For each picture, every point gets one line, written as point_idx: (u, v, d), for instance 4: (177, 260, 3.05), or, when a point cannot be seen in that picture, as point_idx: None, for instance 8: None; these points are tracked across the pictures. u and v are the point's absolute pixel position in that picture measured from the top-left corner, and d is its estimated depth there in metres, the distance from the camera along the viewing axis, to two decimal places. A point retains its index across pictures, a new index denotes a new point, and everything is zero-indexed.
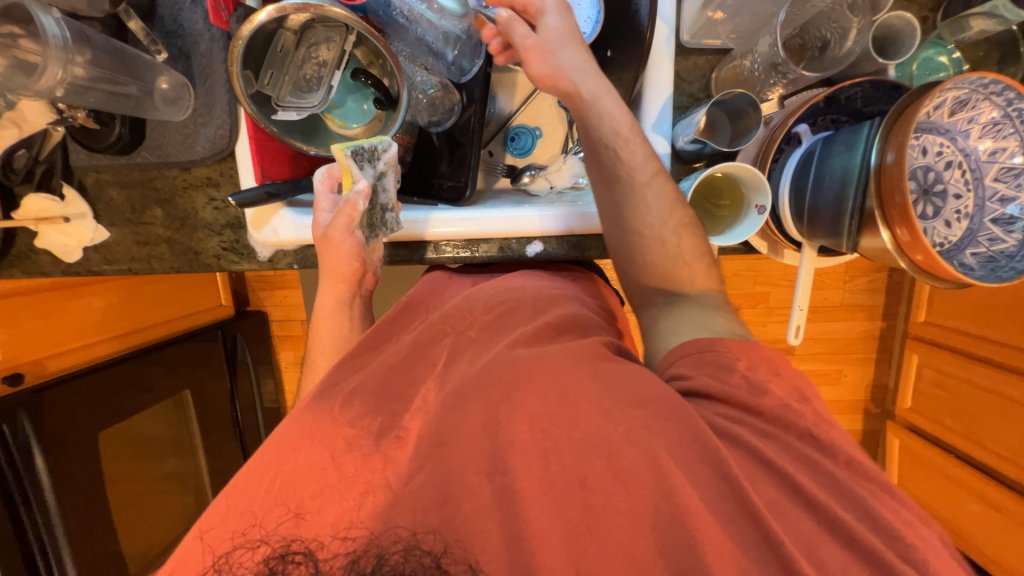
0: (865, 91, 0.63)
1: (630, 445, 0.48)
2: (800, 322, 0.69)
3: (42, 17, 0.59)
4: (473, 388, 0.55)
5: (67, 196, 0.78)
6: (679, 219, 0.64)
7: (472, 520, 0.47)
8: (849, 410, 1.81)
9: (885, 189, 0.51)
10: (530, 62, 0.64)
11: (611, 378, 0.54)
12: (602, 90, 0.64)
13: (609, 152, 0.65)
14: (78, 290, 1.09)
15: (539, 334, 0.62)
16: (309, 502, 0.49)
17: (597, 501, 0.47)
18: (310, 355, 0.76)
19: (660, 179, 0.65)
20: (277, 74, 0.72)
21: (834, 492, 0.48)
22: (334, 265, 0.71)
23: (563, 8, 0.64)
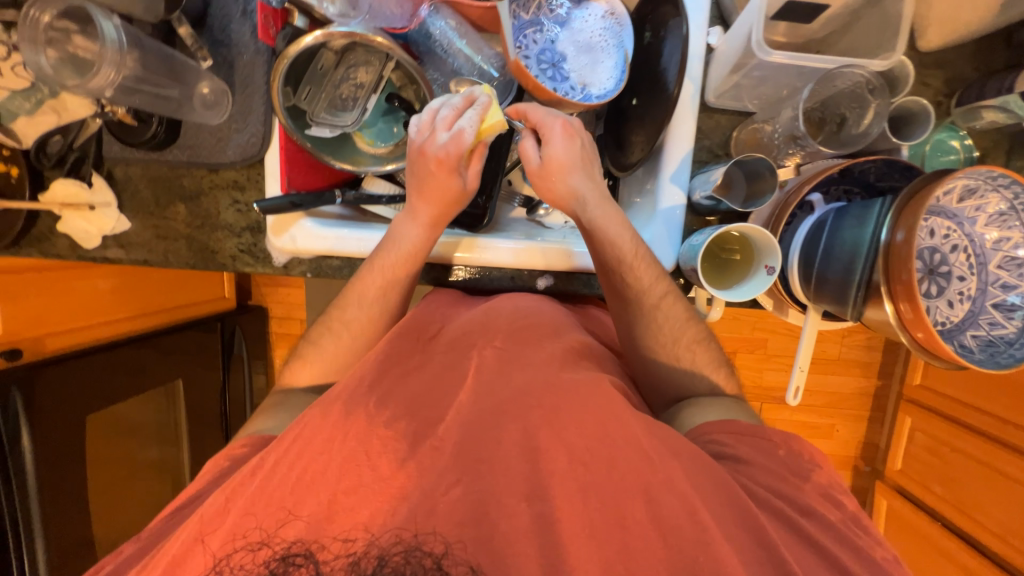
0: (879, 167, 0.64)
1: (673, 495, 0.50)
2: (799, 383, 0.70)
3: (102, 22, 0.61)
4: (515, 408, 0.57)
5: (94, 183, 0.80)
6: (689, 337, 0.70)
7: (510, 542, 0.49)
8: (840, 466, 1.79)
9: (892, 267, 0.52)
10: (541, 188, 0.71)
11: (627, 419, 0.55)
12: (605, 219, 0.68)
13: (617, 276, 0.70)
14: (82, 272, 1.11)
15: (572, 358, 0.63)
16: (342, 497, 0.51)
17: (634, 547, 0.49)
18: (369, 265, 0.73)
19: (669, 299, 0.70)
20: (314, 90, 0.75)
21: (840, 544, 0.51)
22: (430, 193, 0.70)
23: (567, 134, 0.68)
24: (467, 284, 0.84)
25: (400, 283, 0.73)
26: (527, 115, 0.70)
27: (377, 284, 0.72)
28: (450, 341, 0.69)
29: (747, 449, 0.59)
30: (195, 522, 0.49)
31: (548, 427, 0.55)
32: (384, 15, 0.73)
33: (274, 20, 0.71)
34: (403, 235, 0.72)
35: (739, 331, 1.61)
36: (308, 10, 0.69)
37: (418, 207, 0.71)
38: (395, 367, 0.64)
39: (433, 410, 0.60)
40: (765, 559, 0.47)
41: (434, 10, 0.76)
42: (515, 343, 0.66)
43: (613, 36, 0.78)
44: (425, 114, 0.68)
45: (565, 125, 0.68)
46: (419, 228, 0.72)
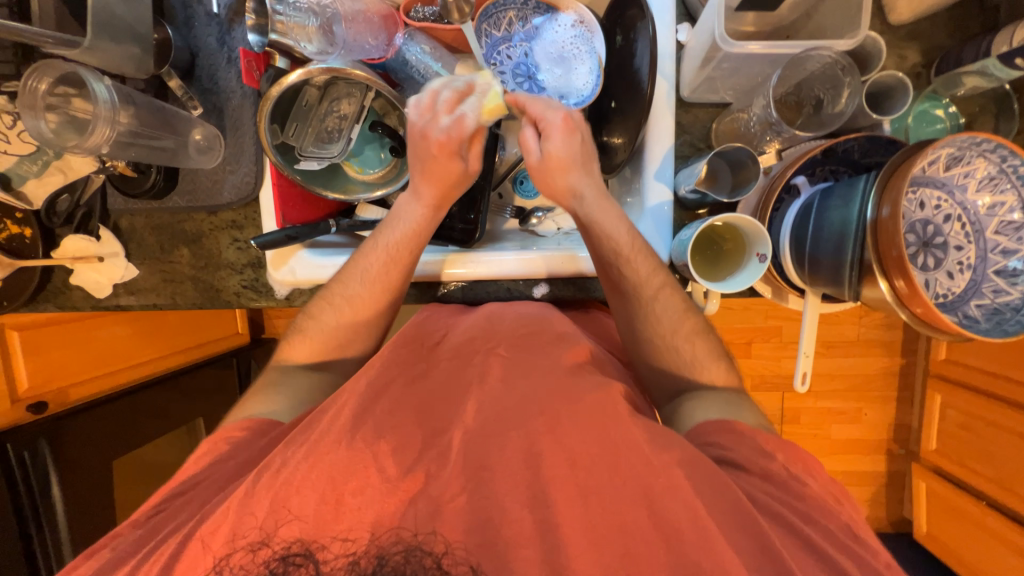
0: (861, 144, 0.64)
1: (675, 499, 0.50)
2: (806, 369, 0.68)
3: (94, 84, 0.65)
4: (513, 416, 0.58)
5: (102, 236, 0.83)
6: (689, 328, 0.69)
7: (513, 547, 0.51)
8: (872, 450, 1.74)
9: (882, 244, 0.51)
10: (541, 181, 0.71)
11: (628, 421, 0.54)
12: (601, 214, 0.69)
13: (613, 269, 0.70)
14: (99, 320, 1.13)
15: (574, 368, 0.62)
16: (349, 496, 0.52)
17: (635, 550, 0.49)
18: (373, 243, 0.74)
19: (667, 290, 0.70)
20: (301, 126, 0.77)
21: (836, 545, 0.50)
22: (431, 172, 0.70)
23: (565, 130, 0.67)
24: (466, 297, 0.85)
25: (403, 264, 0.74)
26: (528, 107, 0.69)
27: (380, 264, 0.73)
28: (454, 349, 0.69)
29: (749, 452, 0.57)
30: (197, 536, 0.50)
31: (553, 432, 0.56)
32: (362, 47, 0.75)
33: (257, 64, 0.74)
34: (406, 214, 0.74)
35: (752, 320, 1.59)
36: (288, 52, 0.72)
37: (421, 188, 0.71)
38: (398, 379, 0.63)
39: (437, 424, 0.61)
40: (767, 552, 0.47)
41: (409, 37, 0.80)
42: (518, 350, 0.67)
43: (583, 43, 0.78)
44: (427, 92, 0.67)
45: (565, 120, 0.67)
46: (422, 207, 0.73)
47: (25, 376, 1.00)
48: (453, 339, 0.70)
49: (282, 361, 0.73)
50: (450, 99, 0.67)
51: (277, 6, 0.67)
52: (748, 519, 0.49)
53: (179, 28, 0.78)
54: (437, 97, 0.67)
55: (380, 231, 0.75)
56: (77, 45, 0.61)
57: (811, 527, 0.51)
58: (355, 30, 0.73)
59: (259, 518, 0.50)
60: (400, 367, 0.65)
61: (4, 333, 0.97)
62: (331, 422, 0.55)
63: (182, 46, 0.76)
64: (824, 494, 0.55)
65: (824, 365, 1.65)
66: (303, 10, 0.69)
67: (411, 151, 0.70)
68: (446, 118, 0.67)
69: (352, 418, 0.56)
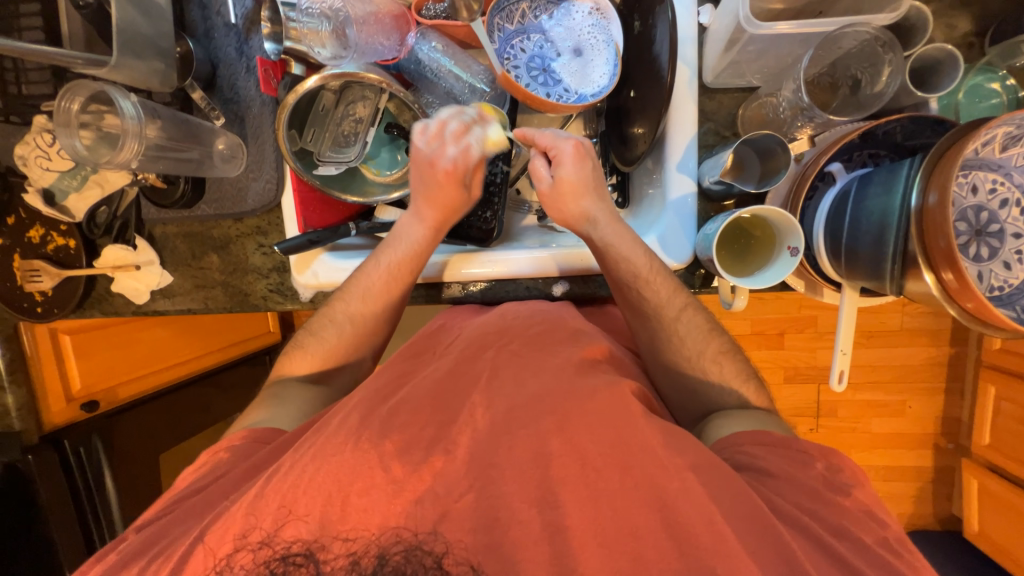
0: (904, 125, 0.59)
1: (687, 502, 0.50)
2: (843, 367, 0.64)
3: (121, 101, 0.68)
4: (523, 414, 0.58)
5: (139, 246, 0.87)
6: (714, 349, 0.68)
7: (519, 548, 0.51)
8: (918, 445, 1.65)
9: (928, 235, 0.47)
10: (547, 205, 0.73)
11: (638, 420, 0.55)
12: (616, 237, 0.69)
13: (631, 291, 0.69)
14: (142, 323, 1.18)
15: (587, 365, 0.64)
16: (354, 497, 0.52)
17: (647, 555, 0.49)
18: (376, 262, 0.75)
19: (688, 311, 0.69)
20: (319, 132, 0.77)
21: (859, 553, 0.49)
22: (435, 195, 0.73)
23: (578, 157, 0.69)
24: (485, 296, 0.84)
25: (408, 276, 0.76)
26: (535, 139, 0.72)
27: (382, 279, 0.74)
28: (466, 342, 0.70)
29: (779, 460, 0.56)
30: (203, 537, 0.52)
31: (570, 435, 0.55)
32: (375, 49, 0.75)
33: (274, 72, 0.74)
34: (408, 234, 0.75)
35: (786, 310, 1.52)
36: (304, 58, 0.72)
37: (425, 212, 0.74)
38: (408, 381, 0.66)
39: (448, 413, 0.60)
40: (787, 559, 0.47)
41: (421, 35, 0.78)
42: (532, 348, 0.67)
43: (601, 31, 0.76)
44: (436, 121, 0.70)
45: (575, 149, 0.69)
46: (424, 228, 0.75)
47: (78, 377, 1.05)
48: (467, 335, 0.72)
49: (283, 375, 0.75)
50: (457, 129, 0.71)
51: (292, 13, 0.68)
52: (766, 526, 0.49)
53: (200, 40, 0.80)
54: (443, 126, 0.70)
55: (383, 249, 0.76)
56: (105, 64, 0.64)
57: (840, 540, 0.50)
58: (367, 33, 0.73)
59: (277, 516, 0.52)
60: (409, 364, 0.70)
61: (58, 338, 1.02)
62: (339, 424, 0.57)
63: (203, 58, 0.77)
64: (858, 499, 0.54)
65: (863, 356, 1.57)
66: (316, 15, 0.69)
67: (417, 174, 0.73)
68: (452, 148, 0.70)
69: (375, 419, 0.57)
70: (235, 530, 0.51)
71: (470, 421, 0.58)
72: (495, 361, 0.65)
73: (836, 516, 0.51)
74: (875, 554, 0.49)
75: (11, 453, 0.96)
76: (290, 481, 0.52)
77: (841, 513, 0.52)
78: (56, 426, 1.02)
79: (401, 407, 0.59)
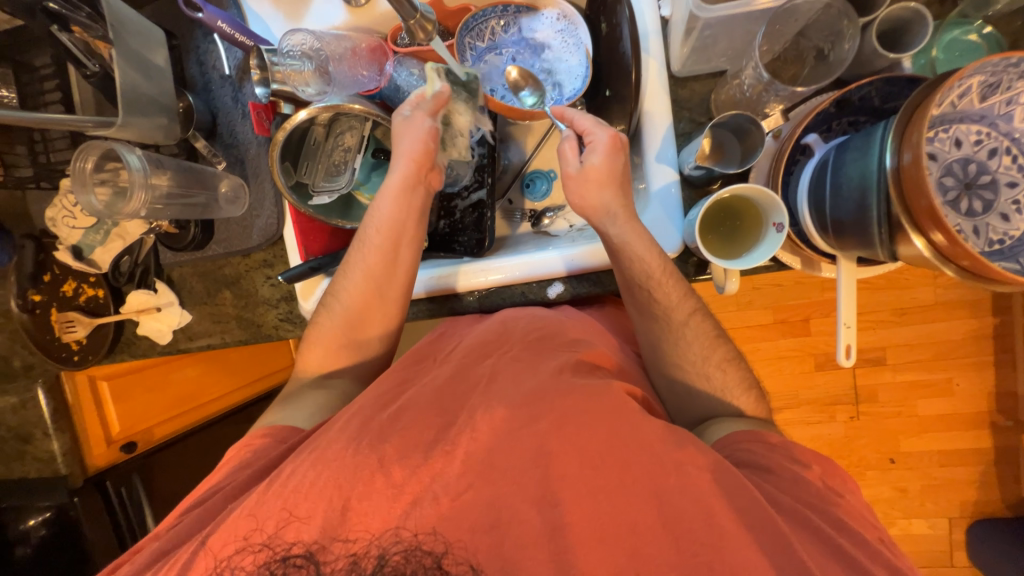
0: (879, 88, 0.60)
1: (685, 497, 0.52)
2: (849, 341, 0.62)
3: (127, 156, 0.74)
4: (519, 414, 0.58)
5: (159, 289, 0.92)
6: (720, 356, 0.70)
7: (521, 550, 0.52)
8: (970, 425, 1.54)
9: (909, 194, 0.46)
10: (575, 195, 0.69)
11: (636, 418, 0.57)
12: (632, 235, 0.67)
13: (642, 290, 0.70)
14: (171, 364, 1.22)
15: (583, 366, 0.65)
16: (355, 503, 0.54)
17: (648, 551, 0.51)
18: (367, 235, 0.75)
19: (697, 316, 0.71)
20: (312, 165, 0.82)
21: (859, 546, 0.51)
22: (414, 149, 0.71)
23: (612, 147, 0.66)
24: (485, 305, 0.85)
25: (407, 248, 0.76)
26: (574, 121, 0.70)
27: (379, 257, 0.74)
28: (465, 351, 0.70)
29: (776, 456, 0.59)
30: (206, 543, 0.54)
31: (571, 432, 0.56)
32: (357, 81, 0.79)
33: (266, 114, 0.80)
34: (388, 184, 0.73)
35: (807, 295, 1.47)
36: (292, 97, 0.77)
37: (404, 166, 0.72)
38: (407, 390, 0.66)
39: (449, 414, 0.61)
40: (789, 552, 0.48)
41: (398, 63, 0.82)
42: (530, 351, 0.68)
43: (570, 37, 0.79)
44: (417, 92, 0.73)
45: (612, 138, 0.66)
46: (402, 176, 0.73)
47: (117, 422, 1.12)
48: (467, 343, 0.72)
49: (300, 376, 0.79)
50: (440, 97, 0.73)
51: (276, 58, 0.74)
52: (765, 518, 0.51)
53: (200, 94, 0.86)
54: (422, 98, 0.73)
55: (367, 223, 0.75)
56: (112, 125, 0.69)
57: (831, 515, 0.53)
58: (349, 66, 0.78)
59: (280, 531, 0.53)
60: (410, 372, 0.71)
61: (96, 385, 1.08)
62: (340, 430, 0.59)
63: (203, 110, 0.83)
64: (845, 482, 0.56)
65: (897, 333, 1.49)
66: (297, 57, 0.74)
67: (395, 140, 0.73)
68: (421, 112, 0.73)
69: (374, 425, 0.59)
70: (236, 534, 0.54)
71: (469, 421, 0.59)
72: (495, 364, 0.66)
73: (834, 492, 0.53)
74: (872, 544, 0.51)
75: (58, 495, 1.01)
76: (292, 488, 0.54)
77: (838, 507, 0.55)
78: (99, 468, 1.08)
79: (403, 414, 0.60)
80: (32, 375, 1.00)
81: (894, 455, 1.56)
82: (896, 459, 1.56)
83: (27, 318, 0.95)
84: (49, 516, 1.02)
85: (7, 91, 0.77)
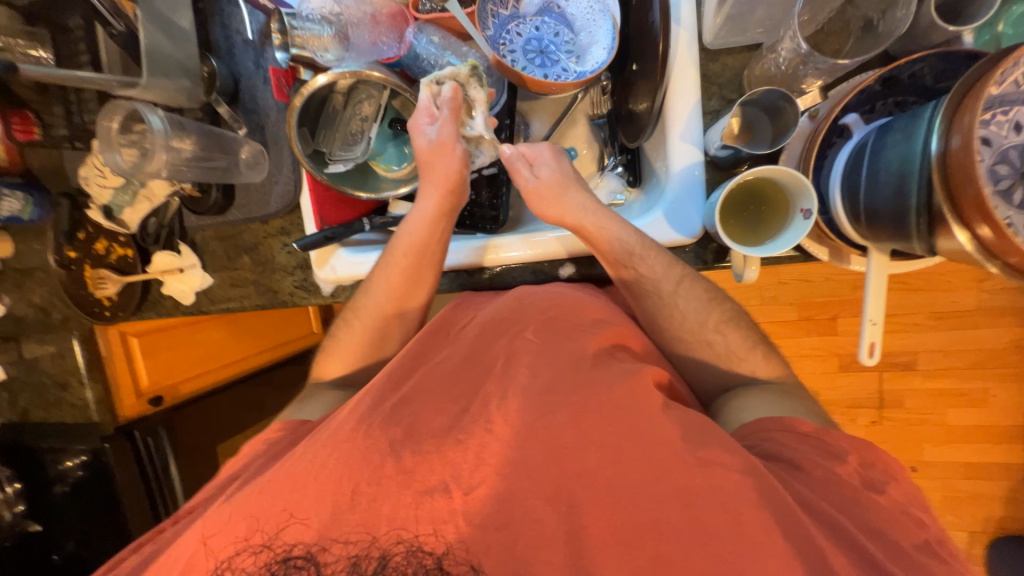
0: (933, 65, 0.56)
1: (700, 491, 0.51)
2: (874, 339, 0.59)
3: (150, 117, 0.75)
4: (535, 405, 0.58)
5: (183, 250, 0.94)
6: (716, 319, 0.69)
7: (530, 545, 0.52)
8: (1003, 440, 1.46)
9: (953, 180, 0.42)
10: (537, 208, 0.77)
11: (649, 412, 0.56)
12: (605, 222, 0.71)
13: (629, 270, 0.70)
14: (198, 326, 1.27)
15: (599, 356, 0.64)
16: (365, 488, 0.54)
17: (660, 547, 0.51)
18: (391, 249, 0.77)
19: (686, 282, 0.69)
20: (329, 133, 0.81)
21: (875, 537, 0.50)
22: (448, 178, 0.77)
23: (555, 158, 0.78)
24: (496, 279, 0.83)
25: (428, 270, 0.78)
26: (517, 148, 0.79)
27: (402, 276, 0.77)
28: (480, 326, 0.70)
29: (802, 443, 0.57)
30: (204, 534, 0.54)
31: (587, 423, 0.56)
32: (375, 48, 0.77)
33: (286, 79, 0.79)
34: (421, 211, 0.78)
35: (836, 293, 1.40)
36: (311, 65, 0.77)
37: (439, 197, 0.77)
38: (421, 367, 0.68)
39: (457, 404, 0.61)
40: (806, 550, 0.47)
41: (418, 30, 0.79)
42: (545, 337, 0.67)
43: (597, 2, 0.75)
44: (425, 95, 0.76)
45: (552, 150, 0.78)
46: (440, 213, 0.78)
47: (145, 375, 1.14)
48: (478, 321, 0.72)
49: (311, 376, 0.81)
50: (455, 100, 0.75)
51: (294, 21, 0.73)
52: (786, 514, 0.49)
53: (223, 58, 0.87)
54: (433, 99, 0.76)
55: (394, 236, 0.79)
56: (136, 85, 0.71)
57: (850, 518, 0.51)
58: (369, 32, 0.76)
59: (278, 506, 0.54)
60: (421, 352, 0.72)
61: (127, 341, 1.11)
62: (349, 414, 0.60)
63: (226, 74, 0.84)
64: (865, 480, 0.54)
65: (933, 339, 1.41)
66: (317, 20, 0.74)
67: (422, 167, 0.78)
68: (443, 120, 0.76)
69: (382, 411, 0.60)
70: (238, 532, 0.53)
71: (483, 413, 0.59)
72: (511, 347, 0.66)
73: (853, 508, 0.52)
74: (912, 561, 0.48)
75: (92, 441, 1.06)
76: (306, 460, 0.55)
77: (850, 493, 0.53)
78: (129, 418, 1.11)
79: (410, 400, 0.61)
80: (69, 327, 1.04)
81: (917, 465, 1.50)
82: (916, 469, 1.51)
83: (64, 274, 0.97)
84: (86, 459, 1.06)
85: (44, 52, 0.79)
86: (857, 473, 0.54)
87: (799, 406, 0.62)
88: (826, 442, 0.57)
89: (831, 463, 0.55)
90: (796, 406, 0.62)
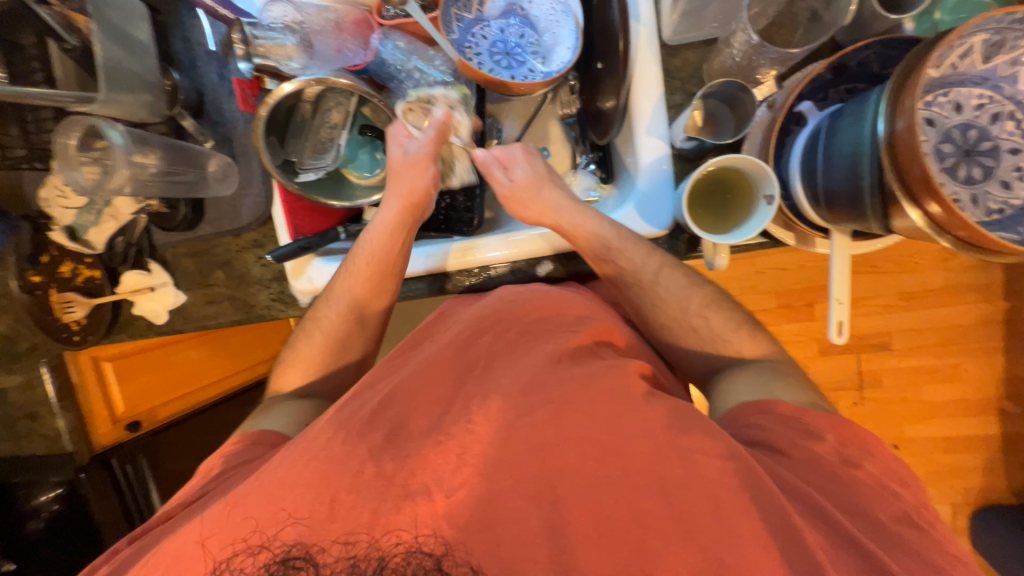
0: (878, 53, 0.58)
1: (683, 479, 0.52)
2: (841, 318, 0.61)
3: (110, 132, 0.74)
4: (518, 405, 0.58)
5: (152, 269, 0.92)
6: (700, 304, 0.70)
7: (520, 545, 0.52)
8: (976, 411, 1.51)
9: (901, 162, 0.44)
10: (514, 208, 0.79)
11: (630, 404, 0.57)
12: (582, 216, 0.74)
13: (608, 262, 0.72)
14: (175, 346, 1.23)
15: (579, 352, 0.65)
16: (345, 495, 0.53)
17: (647, 540, 0.51)
18: (354, 256, 0.78)
19: (666, 269, 0.70)
20: (299, 142, 0.81)
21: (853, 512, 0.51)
22: (414, 191, 0.80)
23: (528, 159, 0.81)
24: (476, 287, 0.83)
25: (391, 279, 0.79)
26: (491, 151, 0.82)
27: (365, 284, 0.77)
28: (460, 328, 0.68)
29: (779, 426, 0.58)
30: (183, 558, 0.52)
31: (570, 419, 0.56)
32: (341, 56, 0.77)
33: (251, 89, 0.79)
34: (382, 218, 0.78)
35: (810, 278, 1.43)
36: (276, 74, 0.76)
37: (400, 206, 0.79)
38: (404, 369, 0.67)
39: (439, 408, 0.61)
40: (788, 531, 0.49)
41: (384, 36, 0.78)
42: (525, 337, 0.67)
43: (558, 3, 0.77)
44: (403, 112, 0.80)
45: (525, 151, 0.81)
46: (404, 221, 0.79)
47: (120, 399, 1.11)
48: (462, 322, 0.71)
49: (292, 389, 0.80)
50: (441, 123, 0.80)
51: (256, 31, 0.73)
52: (767, 493, 0.50)
53: (185, 71, 0.86)
54: (422, 120, 0.82)
55: (358, 242, 0.79)
56: (93, 100, 0.69)
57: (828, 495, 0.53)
58: (334, 40, 0.77)
59: (261, 523, 0.52)
60: (402, 359, 0.72)
61: (100, 366, 1.07)
62: (327, 420, 0.59)
63: (189, 87, 0.83)
64: (842, 458, 0.55)
65: (904, 318, 1.45)
66: (280, 29, 0.74)
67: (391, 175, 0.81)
68: (423, 137, 0.80)
69: (362, 414, 0.58)
70: (221, 551, 0.52)
71: (465, 413, 0.58)
72: (490, 348, 0.66)
73: (831, 487, 0.54)
74: (891, 534, 0.50)
75: (65, 471, 1.02)
76: (288, 473, 0.54)
77: (829, 472, 0.54)
78: (105, 446, 1.08)
79: (392, 405, 0.60)
80: (36, 356, 0.98)
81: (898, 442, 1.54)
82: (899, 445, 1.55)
83: (28, 300, 0.90)
84: (63, 491, 1.03)
85: None
86: (834, 452, 0.56)
87: (782, 387, 0.63)
88: (803, 422, 0.58)
89: (809, 443, 0.56)
90: (779, 387, 0.63)
